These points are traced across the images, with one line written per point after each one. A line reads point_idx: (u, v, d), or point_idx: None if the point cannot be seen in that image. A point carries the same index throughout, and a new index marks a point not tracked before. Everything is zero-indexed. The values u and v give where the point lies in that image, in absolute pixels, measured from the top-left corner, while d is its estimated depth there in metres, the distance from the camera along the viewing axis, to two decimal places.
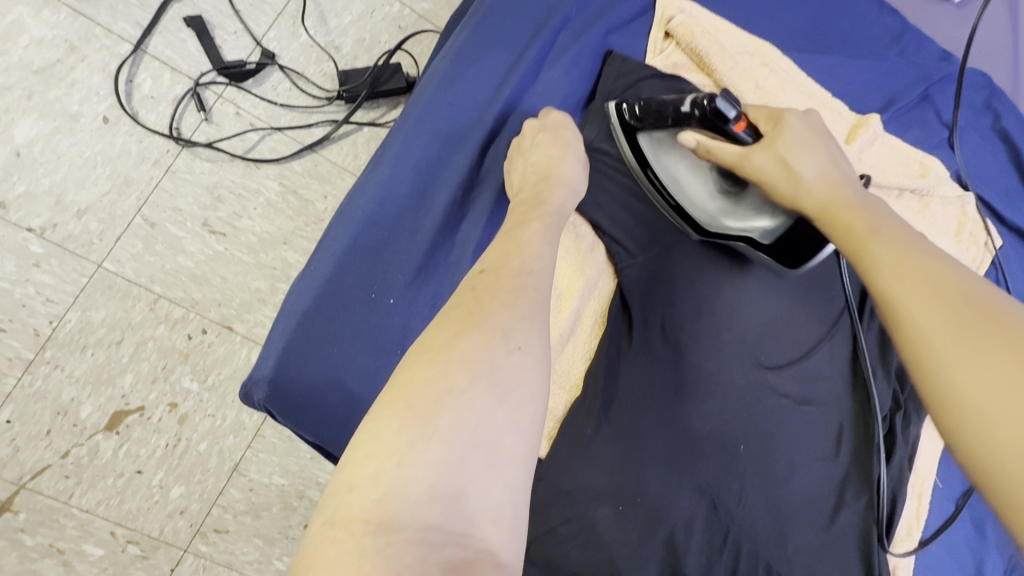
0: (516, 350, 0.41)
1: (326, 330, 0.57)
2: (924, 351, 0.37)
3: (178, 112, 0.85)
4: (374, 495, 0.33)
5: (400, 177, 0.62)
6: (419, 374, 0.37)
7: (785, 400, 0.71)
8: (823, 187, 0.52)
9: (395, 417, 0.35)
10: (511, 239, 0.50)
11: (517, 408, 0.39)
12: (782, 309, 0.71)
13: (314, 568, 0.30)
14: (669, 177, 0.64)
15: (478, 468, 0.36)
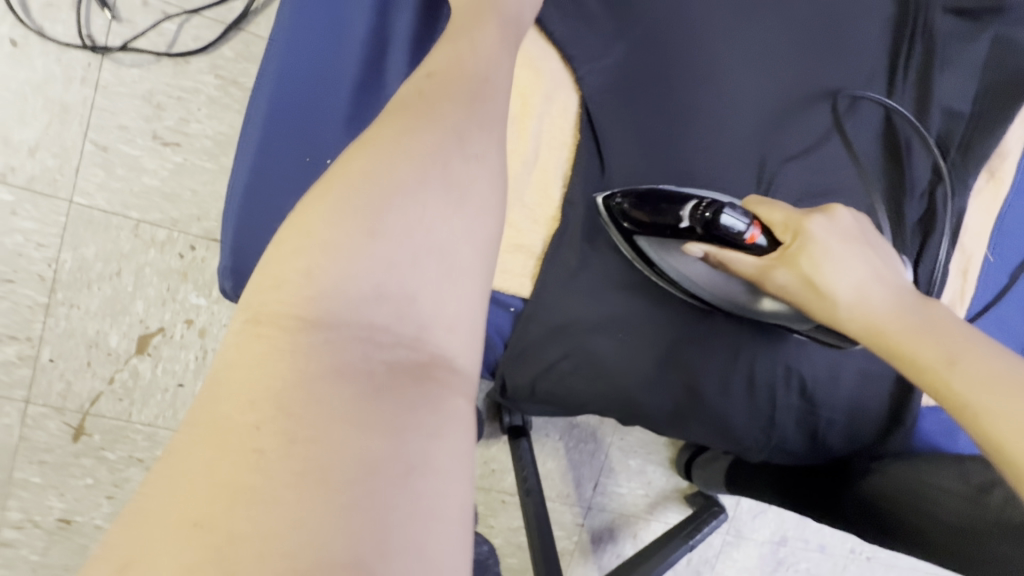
0: (472, 156, 0.36)
1: (273, 206, 0.53)
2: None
3: (83, 17, 0.77)
4: (306, 292, 0.30)
5: (306, 17, 0.53)
6: (354, 166, 0.33)
7: (801, 193, 0.64)
8: (863, 309, 0.53)
9: (328, 211, 0.31)
10: (464, 37, 0.41)
11: (472, 215, 0.34)
12: (777, 100, 0.64)
13: (239, 363, 0.28)
14: (696, 285, 0.60)
15: (432, 272, 0.32)
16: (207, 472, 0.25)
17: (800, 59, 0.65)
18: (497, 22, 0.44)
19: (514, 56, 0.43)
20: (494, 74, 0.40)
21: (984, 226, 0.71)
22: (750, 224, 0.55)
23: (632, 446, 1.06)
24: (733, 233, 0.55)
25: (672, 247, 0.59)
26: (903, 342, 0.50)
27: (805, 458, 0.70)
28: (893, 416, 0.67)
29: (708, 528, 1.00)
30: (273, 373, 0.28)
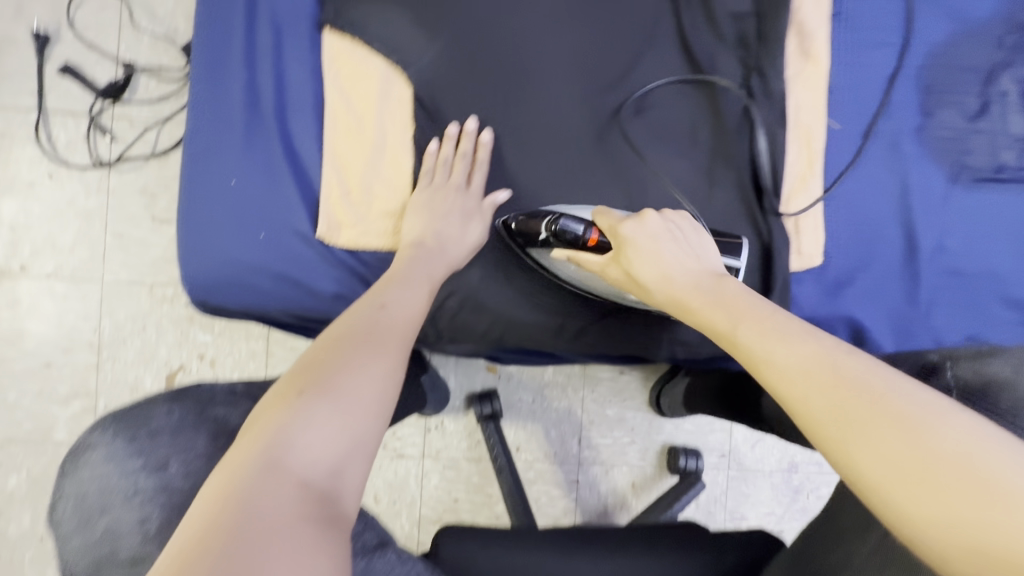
0: (385, 372, 0.53)
1: (203, 226, 0.72)
2: (826, 440, 0.40)
3: (92, 144, 1.04)
4: (266, 450, 0.45)
5: (199, 87, 0.72)
6: (304, 372, 0.51)
7: (625, 117, 0.75)
8: (674, 289, 0.58)
9: (281, 402, 0.49)
10: (387, 284, 0.64)
11: (370, 406, 0.51)
12: (586, 48, 0.75)
13: (217, 491, 0.42)
14: (578, 282, 0.72)
15: (345, 444, 0.48)
16: (185, 535, 0.39)
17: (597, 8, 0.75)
18: (423, 273, 0.67)
19: (420, 292, 0.64)
20: (411, 312, 0.61)
21: (819, 100, 0.77)
22: (588, 227, 0.68)
23: (606, 396, 1.12)
24: (577, 238, 0.67)
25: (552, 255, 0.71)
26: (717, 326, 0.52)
27: (703, 345, 0.77)
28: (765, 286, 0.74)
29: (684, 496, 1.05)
30: (241, 484, 0.42)
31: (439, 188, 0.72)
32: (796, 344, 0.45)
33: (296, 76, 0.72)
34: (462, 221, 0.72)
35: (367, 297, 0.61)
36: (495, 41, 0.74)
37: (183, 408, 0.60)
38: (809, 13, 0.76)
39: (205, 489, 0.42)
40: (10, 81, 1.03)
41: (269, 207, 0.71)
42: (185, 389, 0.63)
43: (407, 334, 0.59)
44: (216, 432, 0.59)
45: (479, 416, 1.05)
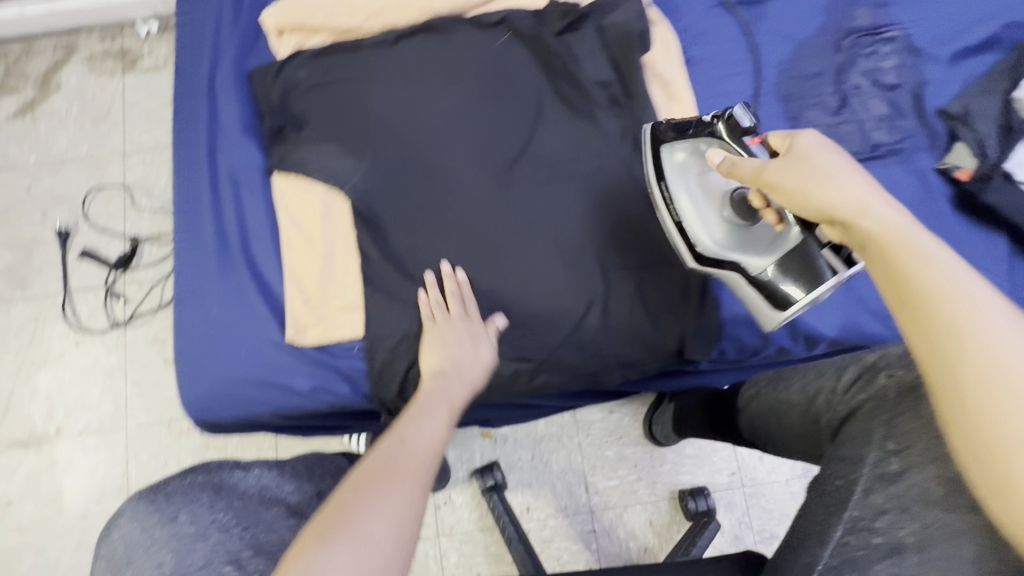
0: (405, 509, 0.54)
1: (193, 353, 0.84)
2: (973, 382, 0.45)
3: (108, 309, 1.20)
4: None
5: (182, 241, 0.87)
6: (325, 513, 0.52)
7: (532, 184, 0.87)
8: (860, 203, 0.54)
9: (300, 548, 0.49)
10: (410, 427, 0.65)
11: (391, 546, 0.51)
12: (485, 137, 0.89)
13: None
14: (683, 196, 0.74)
15: None
16: None
17: (488, 103, 0.90)
18: (439, 407, 0.71)
19: (437, 422, 0.67)
20: (428, 446, 0.64)
21: None
22: (753, 129, 0.67)
23: (602, 438, 1.14)
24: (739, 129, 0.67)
25: (686, 160, 0.73)
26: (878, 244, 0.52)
27: (648, 362, 0.82)
28: (686, 293, 0.81)
29: (704, 541, 1.01)
30: None
31: (446, 323, 0.80)
32: (939, 275, 0.49)
33: (253, 216, 0.87)
34: (472, 343, 0.79)
35: (388, 434, 0.64)
36: (410, 151, 0.88)
37: (193, 476, 0.69)
38: (663, 65, 0.90)
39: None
40: (40, 273, 1.23)
41: (247, 326, 0.83)
42: (196, 464, 0.73)
43: (428, 470, 0.60)
44: (216, 488, 0.68)
45: (483, 489, 1.08)
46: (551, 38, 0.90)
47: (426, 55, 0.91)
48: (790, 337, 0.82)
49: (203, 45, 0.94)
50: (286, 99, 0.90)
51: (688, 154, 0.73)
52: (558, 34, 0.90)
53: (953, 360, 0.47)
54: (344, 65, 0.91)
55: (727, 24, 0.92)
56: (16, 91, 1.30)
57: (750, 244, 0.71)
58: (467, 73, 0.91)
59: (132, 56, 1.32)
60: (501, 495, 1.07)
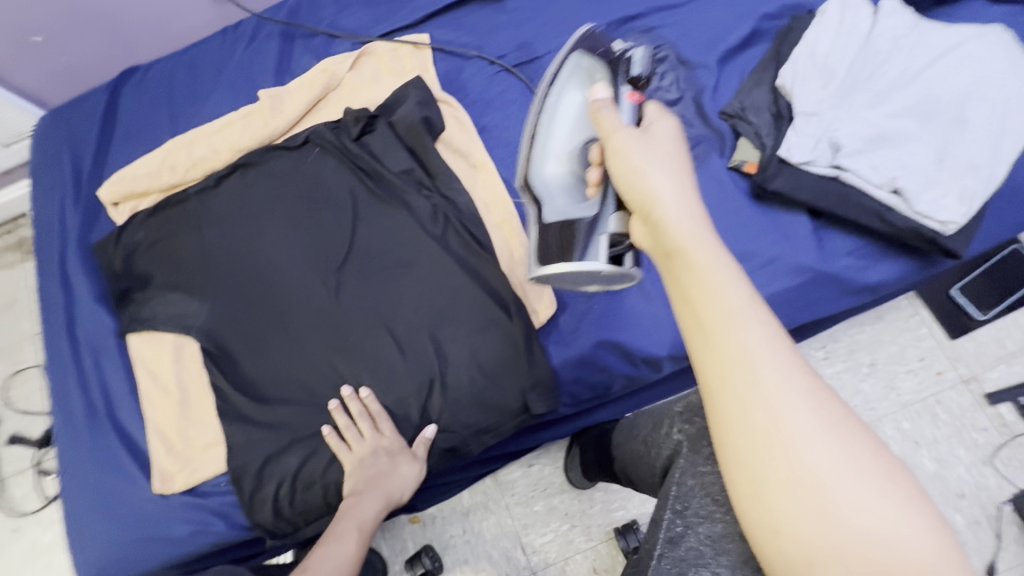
0: None
1: (79, 525, 0.87)
2: (746, 412, 0.44)
3: (39, 487, 1.25)
4: None
5: (56, 420, 0.92)
6: None
7: (362, 281, 0.91)
8: (650, 188, 0.57)
9: None
10: (323, 550, 0.75)
11: None
12: (313, 250, 0.94)
13: None
14: (552, 112, 0.77)
15: None
16: None
17: (311, 218, 0.96)
18: (348, 526, 0.78)
19: (348, 542, 0.76)
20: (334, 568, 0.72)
21: (500, 191, 0.93)
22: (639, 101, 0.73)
23: (528, 495, 1.13)
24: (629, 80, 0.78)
25: (574, 91, 0.77)
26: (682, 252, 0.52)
27: (502, 423, 0.84)
28: (518, 348, 0.83)
29: None
30: None
31: (368, 448, 0.82)
32: (732, 296, 0.48)
33: (116, 379, 0.92)
34: (390, 461, 0.82)
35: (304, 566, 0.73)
36: (247, 280, 0.94)
37: None
38: (459, 139, 0.96)
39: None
40: None
41: (122, 486, 0.87)
42: None
43: None
44: None
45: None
46: (351, 143, 0.97)
47: (245, 188, 0.98)
48: (631, 364, 0.83)
49: (51, 234, 1.02)
50: (128, 263, 0.96)
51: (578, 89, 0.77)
52: (357, 138, 0.97)
53: (730, 390, 0.45)
54: (175, 217, 0.98)
55: (514, 85, 1.01)
56: None
57: (563, 192, 0.75)
58: (287, 195, 0.97)
59: (30, 243, 1.43)
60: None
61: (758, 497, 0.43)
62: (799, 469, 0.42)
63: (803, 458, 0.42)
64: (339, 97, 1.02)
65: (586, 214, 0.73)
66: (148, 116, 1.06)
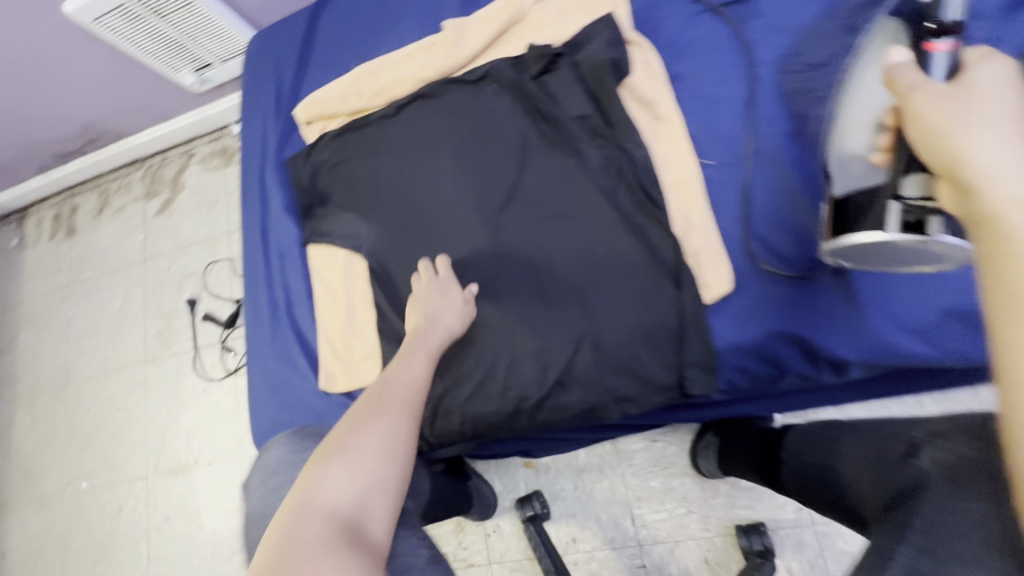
0: (394, 422, 0.69)
1: (257, 401, 1.00)
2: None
3: (223, 360, 1.48)
4: (303, 491, 0.62)
5: (249, 309, 1.06)
6: (332, 433, 0.69)
7: (521, 224, 0.90)
8: (929, 110, 0.48)
9: (320, 455, 0.66)
10: (402, 359, 0.80)
11: (386, 452, 0.66)
12: (477, 187, 0.94)
13: (273, 536, 0.58)
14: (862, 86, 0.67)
15: (365, 478, 0.63)
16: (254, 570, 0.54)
17: (478, 155, 0.95)
18: (414, 350, 0.81)
19: (421, 357, 0.80)
20: (410, 382, 0.76)
21: (684, 148, 0.84)
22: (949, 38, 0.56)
23: (646, 468, 1.11)
24: (937, 24, 0.59)
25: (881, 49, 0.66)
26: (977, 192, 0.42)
27: (650, 397, 0.78)
28: (681, 322, 0.77)
29: None
30: (290, 524, 0.58)
31: (429, 283, 0.88)
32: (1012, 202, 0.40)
33: (296, 283, 1.03)
34: (442, 294, 0.87)
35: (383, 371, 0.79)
36: (412, 210, 0.97)
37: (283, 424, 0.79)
38: (646, 86, 0.88)
39: (264, 548, 0.57)
40: (179, 334, 1.55)
41: (292, 377, 0.98)
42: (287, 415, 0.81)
43: (420, 398, 0.74)
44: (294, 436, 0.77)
45: (522, 519, 1.11)
46: (528, 83, 0.93)
47: (419, 121, 1.00)
48: (809, 363, 0.74)
49: (256, 146, 1.14)
50: (313, 180, 1.05)
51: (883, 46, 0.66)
52: (536, 77, 0.93)
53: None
54: (357, 142, 1.04)
55: (717, 28, 0.88)
56: (158, 193, 1.68)
57: (861, 164, 0.66)
58: (458, 128, 0.97)
59: (231, 151, 1.63)
60: (539, 525, 1.09)
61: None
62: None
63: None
64: (522, 31, 0.98)
65: (877, 182, 0.63)
66: (341, 40, 1.11)
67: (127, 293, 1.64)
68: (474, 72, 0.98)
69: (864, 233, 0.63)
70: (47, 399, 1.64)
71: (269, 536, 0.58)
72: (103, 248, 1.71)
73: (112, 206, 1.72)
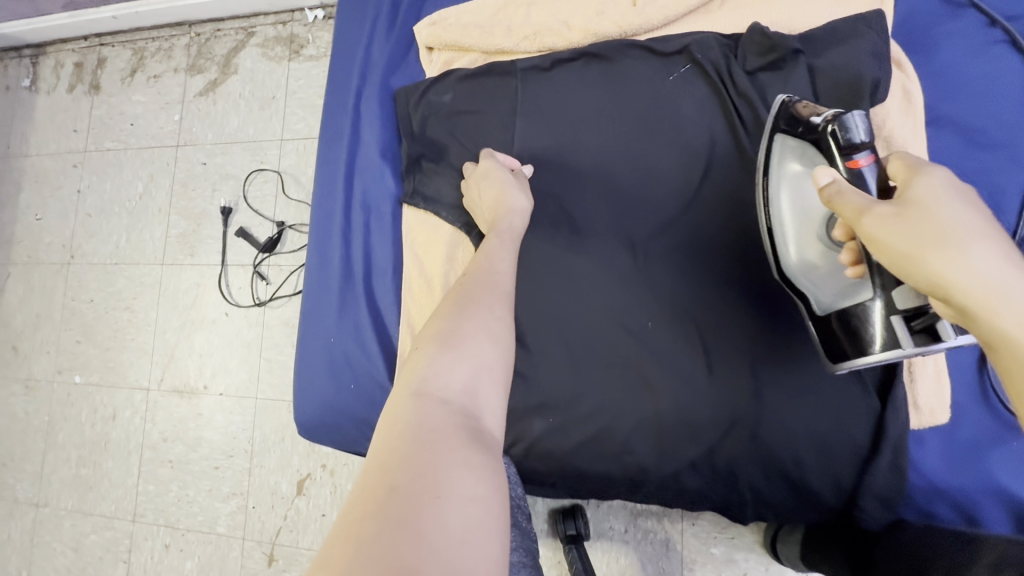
0: (498, 317, 0.54)
1: (307, 375, 0.84)
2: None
3: (253, 287, 1.31)
4: (415, 376, 0.47)
5: (312, 260, 0.87)
6: (433, 322, 0.53)
7: (685, 255, 0.73)
8: (885, 236, 0.47)
9: (424, 342, 0.50)
10: (489, 251, 0.64)
11: (499, 348, 0.52)
12: (641, 192, 0.75)
13: (388, 423, 0.43)
14: (796, 208, 0.64)
15: (484, 376, 0.49)
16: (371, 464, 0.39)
17: (647, 150, 0.75)
18: (498, 238, 0.67)
19: (513, 251, 0.66)
20: (507, 275, 0.61)
21: None
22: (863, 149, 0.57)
23: (709, 532, 1.01)
24: (844, 142, 0.57)
25: (802, 155, 0.63)
26: (976, 312, 0.43)
27: (798, 509, 0.68)
28: (874, 440, 0.65)
29: None
30: (404, 412, 0.43)
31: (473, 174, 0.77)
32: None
33: (381, 248, 0.85)
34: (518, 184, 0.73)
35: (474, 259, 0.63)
36: (550, 201, 0.78)
37: None
38: (897, 125, 0.68)
39: (379, 435, 0.42)
40: (205, 243, 1.36)
41: (357, 360, 0.82)
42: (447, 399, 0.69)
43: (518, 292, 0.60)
44: None
45: (562, 537, 1.01)
46: (740, 76, 0.73)
47: (580, 86, 0.79)
48: (1012, 526, 0.63)
49: (353, 55, 0.90)
50: (427, 124, 0.84)
51: (802, 152, 0.63)
52: (751, 72, 0.73)
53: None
54: (492, 91, 0.82)
55: (1013, 66, 0.67)
56: (204, 71, 1.42)
57: (831, 280, 0.62)
58: (631, 109, 0.76)
59: (298, 42, 1.37)
60: (582, 547, 0.99)
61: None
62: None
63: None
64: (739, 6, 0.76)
65: (866, 298, 0.58)
66: None
67: (151, 180, 1.42)
68: (669, 44, 0.77)
69: (878, 351, 0.58)
70: (45, 275, 1.46)
71: (381, 422, 0.43)
72: (131, 119, 1.47)
73: (148, 71, 1.47)
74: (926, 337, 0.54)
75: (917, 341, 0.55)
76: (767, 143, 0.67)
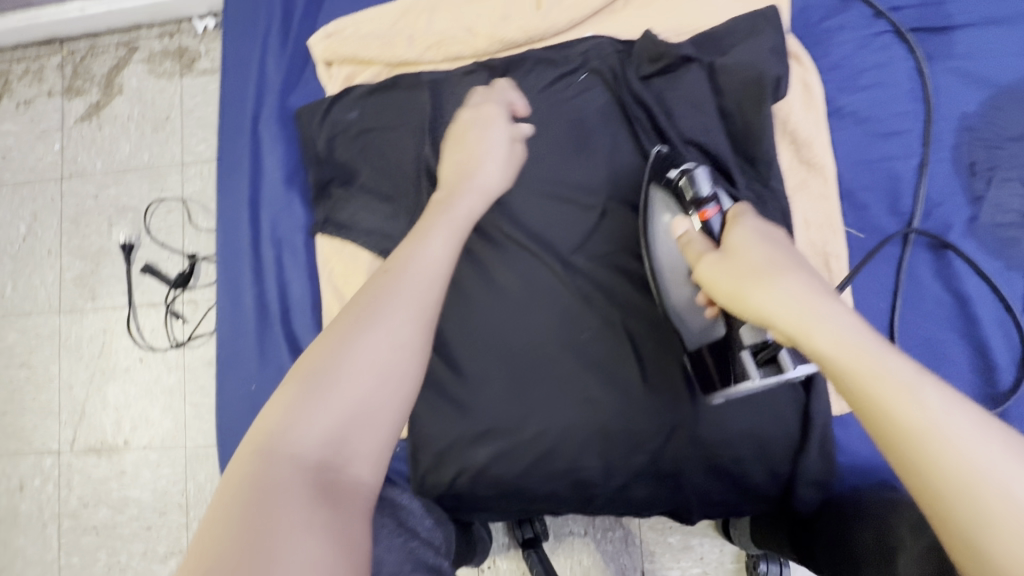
0: (395, 339, 0.47)
1: (229, 429, 0.77)
2: (879, 409, 0.38)
3: (167, 327, 1.20)
4: (273, 422, 0.42)
5: (221, 302, 0.80)
6: (314, 348, 0.46)
7: (613, 263, 0.72)
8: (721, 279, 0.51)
9: (295, 378, 0.45)
10: (414, 244, 0.56)
11: (390, 380, 0.46)
12: (562, 203, 0.73)
13: (230, 481, 0.40)
14: (666, 252, 0.64)
15: (359, 420, 0.44)
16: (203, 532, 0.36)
17: (565, 158, 0.73)
18: (440, 227, 0.59)
19: (449, 243, 0.58)
20: (434, 273, 0.54)
21: (835, 209, 0.68)
22: (710, 201, 0.61)
23: (664, 523, 1.03)
24: (693, 195, 0.62)
25: (667, 204, 0.65)
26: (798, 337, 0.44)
27: (742, 505, 0.69)
28: (804, 430, 0.67)
29: None
30: (251, 470, 0.40)
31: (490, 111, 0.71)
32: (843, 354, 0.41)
33: (296, 282, 0.79)
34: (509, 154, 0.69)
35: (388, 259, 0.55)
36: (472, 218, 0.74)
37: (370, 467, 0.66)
38: (800, 121, 0.69)
39: (216, 492, 0.39)
40: (107, 284, 1.24)
41: None
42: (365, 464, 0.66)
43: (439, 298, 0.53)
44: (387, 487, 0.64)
45: (521, 544, 0.99)
46: (635, 82, 0.72)
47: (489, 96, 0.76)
48: None
49: (246, 77, 0.83)
50: (331, 146, 0.78)
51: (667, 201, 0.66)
52: (646, 79, 0.72)
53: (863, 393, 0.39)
54: (397, 107, 0.77)
55: (899, 57, 0.70)
56: (83, 93, 1.28)
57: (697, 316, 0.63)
58: (544, 118, 0.74)
59: (190, 56, 1.25)
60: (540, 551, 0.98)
61: (946, 504, 0.35)
62: (962, 456, 0.35)
63: (950, 442, 0.36)
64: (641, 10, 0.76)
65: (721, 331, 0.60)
66: None
67: (36, 220, 1.27)
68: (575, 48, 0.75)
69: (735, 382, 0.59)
70: None
71: (224, 477, 0.40)
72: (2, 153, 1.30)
73: (16, 97, 1.30)
74: (775, 367, 0.56)
75: (767, 371, 0.57)
76: (643, 194, 0.69)
